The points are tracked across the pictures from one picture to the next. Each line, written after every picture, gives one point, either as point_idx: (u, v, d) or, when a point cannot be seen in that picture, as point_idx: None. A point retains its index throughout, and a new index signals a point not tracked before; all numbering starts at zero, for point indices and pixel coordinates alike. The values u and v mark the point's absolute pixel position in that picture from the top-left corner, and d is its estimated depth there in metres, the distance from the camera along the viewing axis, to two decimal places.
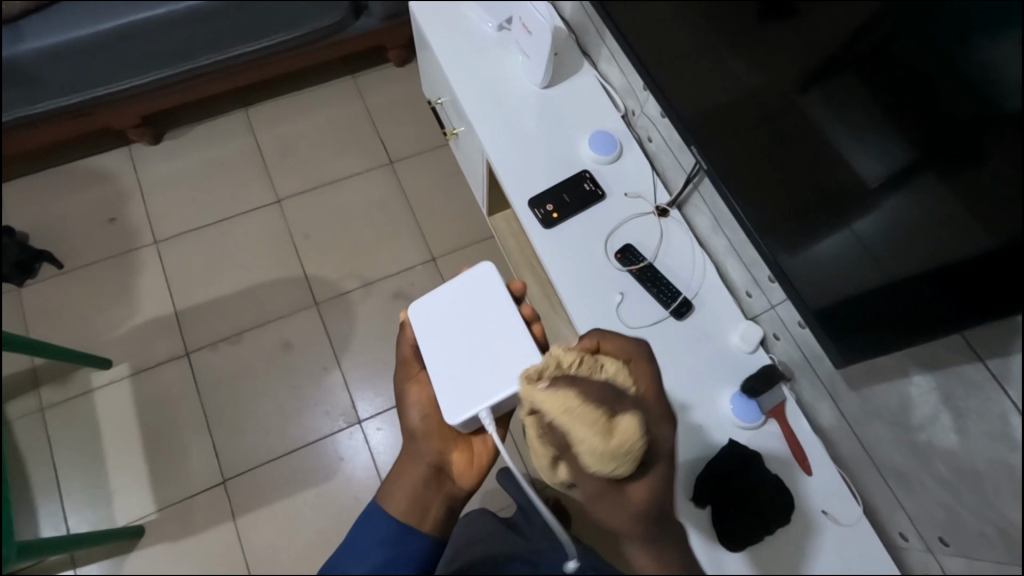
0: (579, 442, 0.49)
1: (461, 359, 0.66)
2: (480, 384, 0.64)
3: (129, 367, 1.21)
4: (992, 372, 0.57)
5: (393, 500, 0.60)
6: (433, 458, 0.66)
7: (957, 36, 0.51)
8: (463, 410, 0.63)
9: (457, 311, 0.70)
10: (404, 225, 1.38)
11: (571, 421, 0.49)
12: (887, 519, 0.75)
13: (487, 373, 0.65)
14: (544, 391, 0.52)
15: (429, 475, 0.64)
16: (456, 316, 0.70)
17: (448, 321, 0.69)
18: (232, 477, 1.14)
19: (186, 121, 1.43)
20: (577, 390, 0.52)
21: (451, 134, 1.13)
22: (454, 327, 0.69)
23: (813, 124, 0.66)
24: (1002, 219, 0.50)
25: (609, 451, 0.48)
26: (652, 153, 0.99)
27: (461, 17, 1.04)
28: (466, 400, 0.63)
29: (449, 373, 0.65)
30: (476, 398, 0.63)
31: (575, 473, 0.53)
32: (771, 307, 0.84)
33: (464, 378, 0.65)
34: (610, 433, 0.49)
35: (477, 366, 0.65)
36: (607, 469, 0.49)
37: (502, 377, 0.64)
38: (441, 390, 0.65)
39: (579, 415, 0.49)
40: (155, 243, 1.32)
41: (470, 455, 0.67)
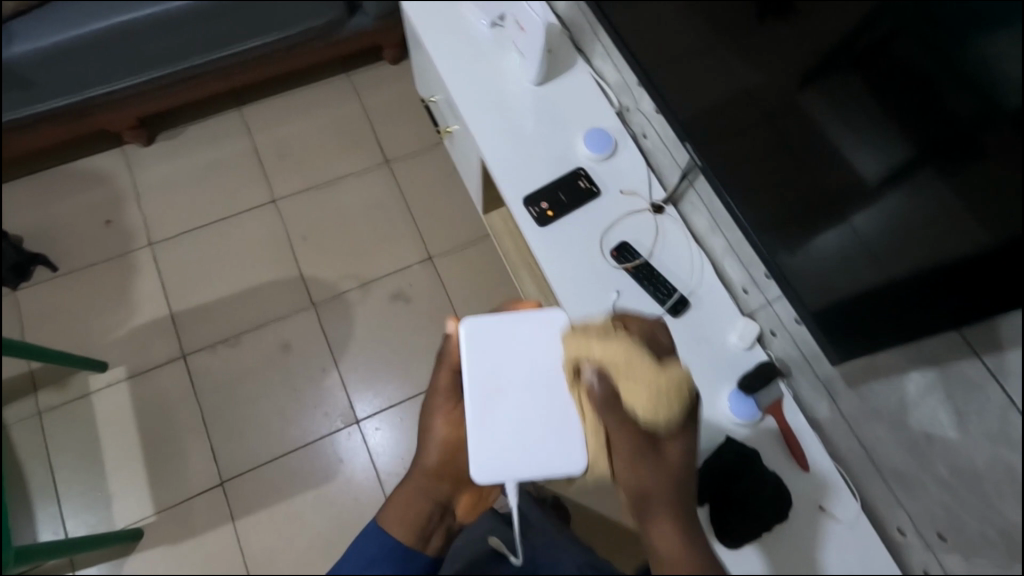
0: (638, 384, 0.57)
1: (501, 412, 0.65)
2: (512, 447, 0.64)
3: (126, 371, 1.21)
4: (991, 369, 0.57)
5: (397, 528, 0.62)
6: (438, 491, 0.66)
7: (957, 32, 0.50)
8: (487, 469, 0.63)
9: (506, 348, 0.67)
10: (401, 224, 1.38)
11: (630, 364, 0.58)
12: (885, 513, 0.74)
13: (523, 441, 0.64)
14: (601, 345, 0.60)
15: (436, 512, 0.65)
16: (507, 361, 0.66)
17: (494, 354, 0.66)
18: (231, 479, 1.14)
19: (181, 122, 1.41)
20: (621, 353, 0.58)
21: (446, 134, 1.12)
22: (498, 366, 0.66)
23: (811, 121, 0.65)
24: (1003, 217, 0.50)
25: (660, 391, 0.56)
26: (648, 150, 0.99)
27: (455, 14, 1.03)
28: (497, 459, 0.63)
29: (484, 420, 0.64)
30: (504, 462, 0.63)
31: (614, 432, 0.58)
32: (767, 304, 0.84)
33: (497, 434, 0.64)
34: (661, 387, 0.56)
35: (514, 428, 0.64)
36: (654, 417, 0.57)
37: (537, 450, 0.64)
38: (473, 436, 0.63)
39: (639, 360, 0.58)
40: (151, 245, 1.31)
41: (474, 499, 0.68)
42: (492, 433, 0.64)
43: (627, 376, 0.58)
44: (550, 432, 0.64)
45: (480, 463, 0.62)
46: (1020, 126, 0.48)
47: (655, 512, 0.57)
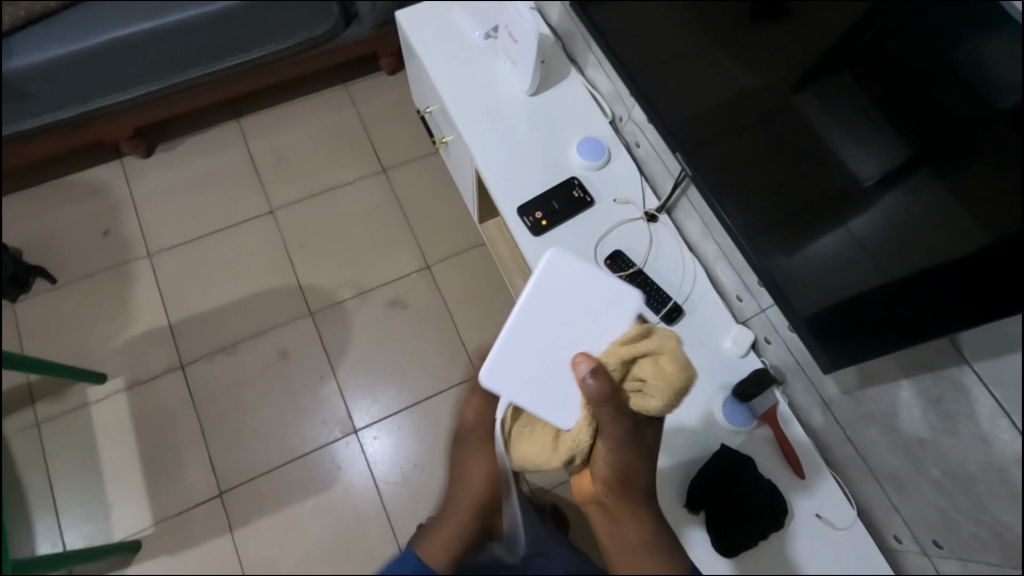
0: (660, 365, 0.52)
1: (532, 346, 0.60)
2: (525, 382, 0.59)
3: (126, 380, 1.21)
4: (979, 374, 0.57)
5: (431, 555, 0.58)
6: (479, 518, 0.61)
7: (951, 34, 0.52)
8: (494, 383, 0.60)
9: (576, 290, 0.61)
10: (399, 232, 1.39)
11: (659, 343, 0.53)
12: (882, 522, 0.74)
13: (535, 378, 0.59)
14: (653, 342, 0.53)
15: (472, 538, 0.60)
16: (566, 306, 0.61)
17: (563, 288, 0.61)
18: (230, 489, 1.13)
19: (180, 132, 1.42)
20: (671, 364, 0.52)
21: (442, 143, 1.13)
22: (559, 302, 0.60)
23: (807, 124, 0.66)
24: (996, 216, 0.51)
25: (686, 375, 0.51)
26: (641, 158, 1.00)
27: (449, 24, 1.04)
28: (506, 378, 0.59)
29: (517, 339, 0.60)
30: (509, 387, 0.59)
31: (614, 413, 0.55)
32: (760, 311, 0.84)
33: (519, 363, 0.60)
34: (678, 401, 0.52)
35: (537, 366, 0.59)
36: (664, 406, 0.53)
37: (543, 396, 0.59)
38: (500, 345, 0.60)
39: (667, 343, 0.53)
40: (149, 256, 1.32)
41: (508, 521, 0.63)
42: (516, 355, 0.60)
43: (647, 354, 0.53)
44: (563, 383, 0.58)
45: (489, 371, 0.59)
46: (1017, 126, 0.48)
47: (621, 507, 0.61)
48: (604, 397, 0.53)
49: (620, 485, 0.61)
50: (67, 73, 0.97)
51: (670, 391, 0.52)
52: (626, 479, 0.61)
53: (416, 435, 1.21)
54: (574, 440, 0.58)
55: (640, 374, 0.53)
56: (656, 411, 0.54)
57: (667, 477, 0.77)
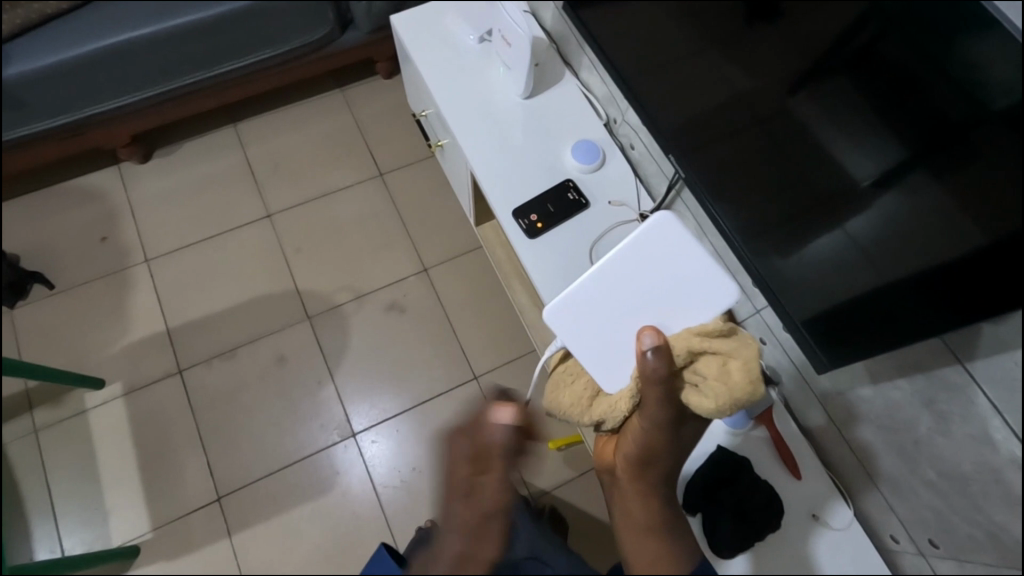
0: (727, 368, 0.62)
1: (604, 301, 0.73)
2: (589, 331, 0.73)
3: (123, 387, 1.21)
4: (972, 374, 0.57)
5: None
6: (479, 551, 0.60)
7: (943, 36, 0.52)
8: (562, 317, 0.73)
9: (660, 269, 0.71)
10: (397, 236, 1.39)
11: (734, 348, 0.63)
12: (878, 523, 0.74)
13: (599, 329, 0.72)
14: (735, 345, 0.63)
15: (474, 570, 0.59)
16: (651, 276, 0.71)
17: (647, 263, 0.71)
18: (228, 494, 1.13)
19: (176, 138, 1.43)
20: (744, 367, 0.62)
21: (437, 147, 1.13)
22: (643, 273, 0.71)
23: (802, 125, 0.66)
24: (993, 215, 0.51)
25: (747, 384, 0.61)
26: (635, 160, 1.00)
27: (444, 29, 1.04)
28: (574, 318, 0.73)
29: (594, 290, 0.73)
30: (570, 330, 0.73)
31: (662, 397, 0.65)
32: (756, 312, 0.84)
33: (588, 310, 0.73)
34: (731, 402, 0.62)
35: (603, 321, 0.72)
36: (716, 406, 0.62)
37: (599, 347, 0.72)
38: (578, 290, 0.73)
39: (743, 352, 0.63)
40: (148, 261, 1.32)
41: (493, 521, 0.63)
42: (588, 302, 0.73)
43: (721, 354, 0.63)
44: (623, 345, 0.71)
45: (556, 309, 0.73)
46: (1014, 125, 0.48)
47: (639, 476, 0.70)
48: (660, 377, 0.64)
49: (637, 464, 0.70)
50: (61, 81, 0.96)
51: (728, 395, 0.61)
52: (646, 462, 0.69)
53: (415, 438, 1.21)
54: (615, 408, 0.72)
55: (706, 367, 0.63)
56: (704, 408, 0.63)
57: None
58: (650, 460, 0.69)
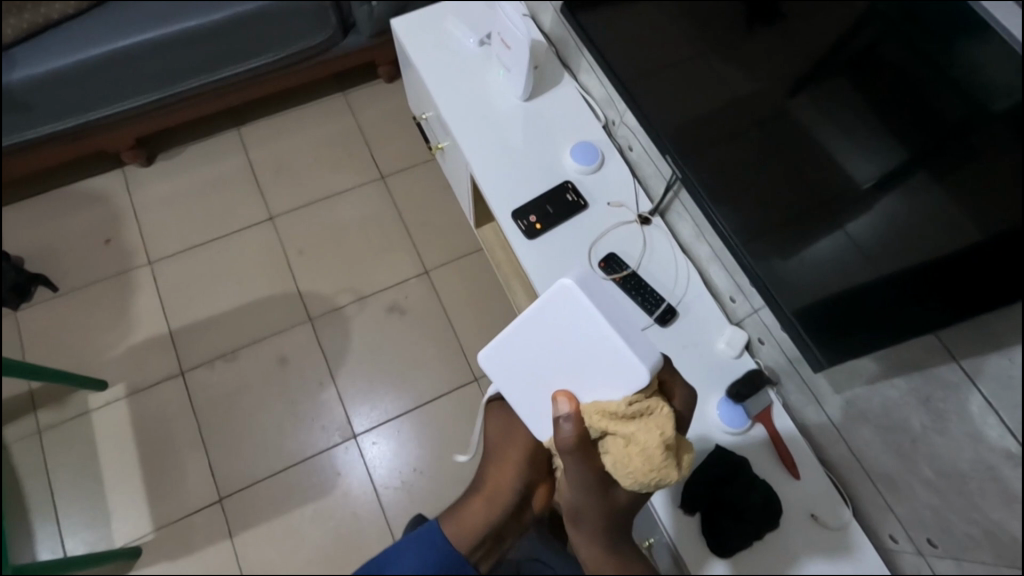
0: (627, 450, 0.59)
1: (523, 357, 0.67)
2: (514, 387, 0.68)
3: (125, 389, 1.22)
4: (968, 373, 0.57)
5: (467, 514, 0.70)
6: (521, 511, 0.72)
7: (941, 38, 0.53)
8: (492, 368, 0.69)
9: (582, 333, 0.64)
10: (398, 238, 1.39)
11: (635, 431, 0.59)
12: (877, 523, 0.74)
13: (526, 388, 0.67)
14: (633, 428, 0.60)
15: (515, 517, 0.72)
16: (570, 336, 0.64)
17: (569, 322, 0.64)
18: (229, 496, 1.13)
19: (180, 141, 1.44)
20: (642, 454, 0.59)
21: (437, 149, 1.14)
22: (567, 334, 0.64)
23: (802, 127, 0.66)
24: (993, 215, 0.51)
25: (648, 470, 0.58)
26: (633, 161, 1.00)
27: (444, 32, 1.05)
28: (502, 371, 0.68)
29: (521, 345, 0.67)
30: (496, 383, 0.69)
31: (578, 464, 0.63)
32: (753, 312, 0.84)
33: (515, 367, 0.68)
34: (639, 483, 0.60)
35: (522, 381, 0.67)
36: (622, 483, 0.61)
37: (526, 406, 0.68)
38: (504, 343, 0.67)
39: (644, 435, 0.59)
40: (150, 264, 1.33)
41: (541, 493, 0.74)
42: (516, 359, 0.67)
43: (622, 436, 0.60)
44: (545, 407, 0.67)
45: (487, 358, 0.68)
46: (1015, 126, 0.49)
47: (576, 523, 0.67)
48: (568, 447, 0.62)
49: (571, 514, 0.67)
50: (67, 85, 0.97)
51: (631, 475, 0.60)
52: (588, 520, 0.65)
53: (416, 439, 1.21)
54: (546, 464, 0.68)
55: (612, 445, 0.61)
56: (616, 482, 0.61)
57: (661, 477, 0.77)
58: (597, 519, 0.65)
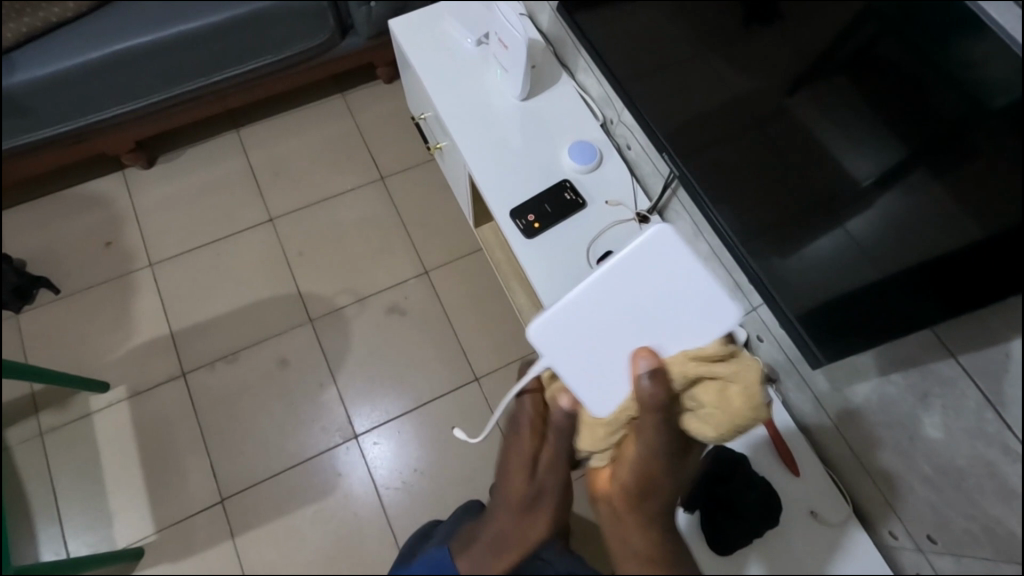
0: (726, 394, 0.59)
1: (583, 324, 0.67)
2: (574, 357, 0.66)
3: (127, 390, 1.22)
4: (967, 369, 0.57)
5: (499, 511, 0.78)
6: None
7: (939, 35, 0.52)
8: (547, 342, 0.67)
9: (653, 289, 0.66)
10: (398, 238, 1.40)
11: (732, 372, 0.60)
12: (877, 520, 0.74)
13: (590, 356, 0.66)
14: (727, 368, 0.60)
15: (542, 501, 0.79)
16: (640, 295, 0.66)
17: (638, 279, 0.67)
18: (231, 496, 1.12)
19: (180, 144, 1.44)
20: (742, 391, 0.59)
21: (436, 149, 1.14)
22: (636, 294, 0.66)
23: (801, 125, 0.66)
24: (990, 211, 0.51)
25: (753, 412, 0.59)
26: (632, 160, 1.01)
27: (442, 33, 1.05)
28: (561, 341, 0.67)
29: (584, 310, 0.67)
30: (553, 354, 0.66)
31: (658, 427, 0.61)
32: (752, 309, 0.84)
33: (577, 335, 0.67)
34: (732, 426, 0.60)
35: (587, 349, 0.66)
36: (714, 432, 0.61)
37: (590, 377, 0.65)
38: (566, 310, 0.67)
39: (741, 377, 0.60)
40: (150, 265, 1.33)
41: None
42: (577, 328, 0.67)
43: (717, 380, 0.60)
44: (616, 374, 0.65)
45: (542, 332, 0.67)
46: (1012, 123, 0.48)
47: (642, 502, 0.64)
48: (659, 404, 0.60)
49: (638, 493, 0.64)
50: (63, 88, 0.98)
51: (725, 421, 0.60)
52: (646, 490, 0.64)
53: (417, 440, 1.22)
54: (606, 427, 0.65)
55: (705, 393, 0.60)
56: (707, 433, 0.61)
57: None
58: (649, 494, 0.65)
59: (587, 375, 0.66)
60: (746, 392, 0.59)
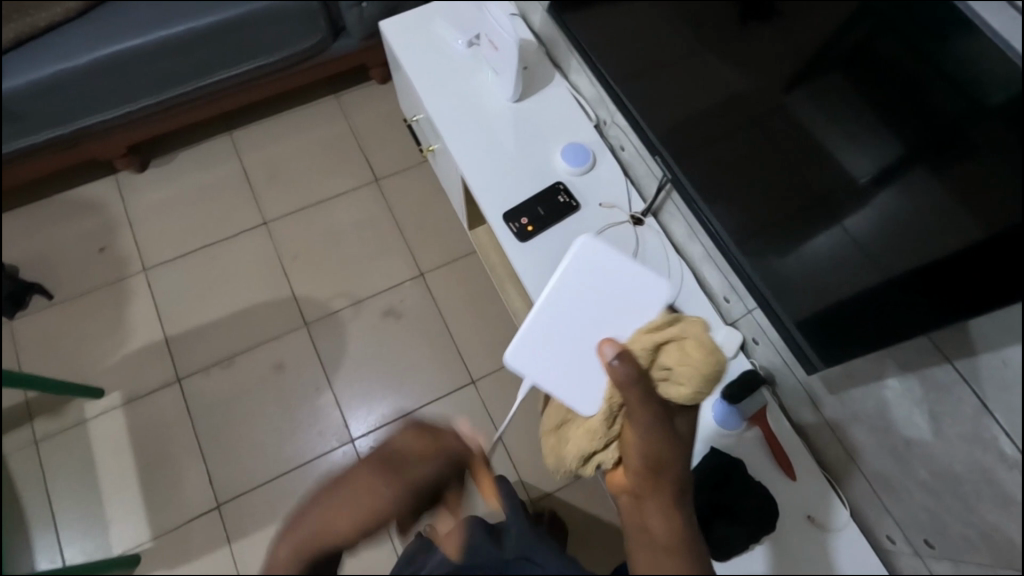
0: (685, 349, 0.58)
1: (550, 338, 0.70)
2: (549, 368, 0.70)
3: (123, 397, 1.20)
4: (963, 374, 0.56)
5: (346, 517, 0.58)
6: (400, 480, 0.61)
7: (935, 32, 0.52)
8: (521, 364, 0.71)
9: (600, 285, 0.69)
10: (393, 241, 1.39)
11: (683, 329, 0.60)
12: (874, 523, 0.74)
13: (561, 363, 0.69)
14: (677, 328, 0.60)
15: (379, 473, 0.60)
16: (592, 294, 0.69)
17: (585, 279, 0.70)
18: (227, 502, 1.12)
19: (172, 148, 1.42)
20: (697, 344, 0.58)
21: (428, 152, 1.13)
22: (587, 293, 0.70)
23: (799, 123, 0.65)
24: (988, 211, 0.50)
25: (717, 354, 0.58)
26: (625, 162, 1.00)
27: (432, 33, 1.04)
28: (537, 360, 0.70)
29: (546, 323, 0.70)
30: (528, 373, 0.70)
31: (641, 399, 0.58)
32: (748, 312, 0.84)
33: (546, 348, 0.70)
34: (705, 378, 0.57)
35: (560, 357, 0.69)
36: (693, 390, 0.58)
37: (569, 381, 0.69)
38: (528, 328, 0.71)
39: (692, 330, 0.59)
40: (144, 272, 1.32)
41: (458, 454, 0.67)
42: (544, 339, 0.70)
43: (673, 342, 0.59)
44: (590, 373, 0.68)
45: (513, 358, 0.70)
46: (1010, 121, 0.48)
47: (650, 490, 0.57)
48: (632, 378, 0.58)
49: (651, 475, 0.57)
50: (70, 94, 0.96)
51: (697, 372, 0.57)
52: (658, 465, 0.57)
53: None
54: (595, 427, 0.65)
55: (667, 359, 0.59)
56: (685, 394, 0.58)
57: None
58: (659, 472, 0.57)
59: (565, 382, 0.69)
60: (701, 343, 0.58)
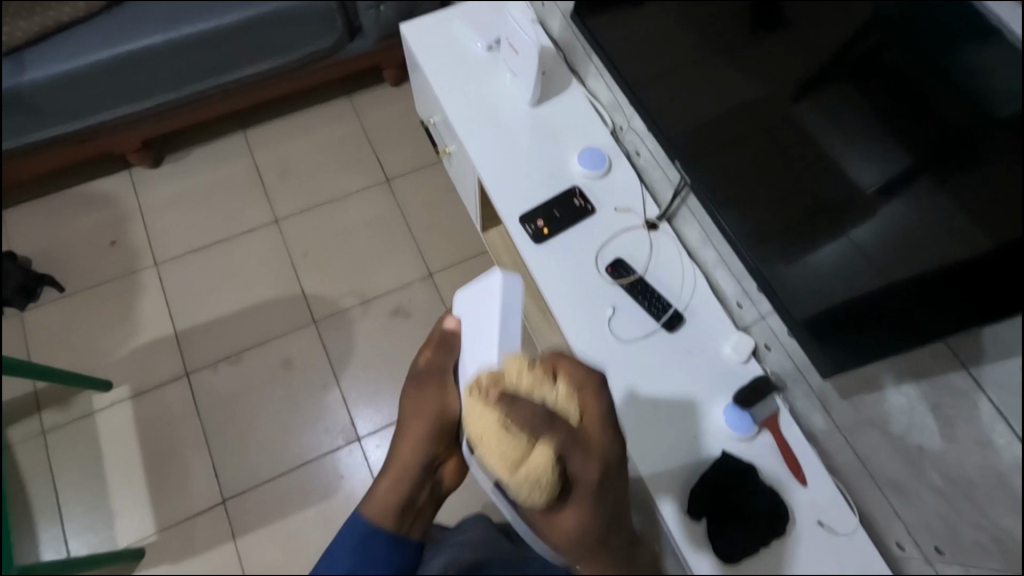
0: (502, 431, 0.55)
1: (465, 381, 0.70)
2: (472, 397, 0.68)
3: (131, 389, 1.21)
4: (977, 381, 0.58)
5: (376, 492, 0.72)
6: (430, 456, 0.74)
7: (944, 43, 0.52)
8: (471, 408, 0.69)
9: (472, 313, 0.72)
10: (403, 241, 1.40)
11: (495, 416, 0.56)
12: (884, 529, 0.75)
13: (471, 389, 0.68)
14: (484, 411, 0.57)
15: (420, 470, 0.73)
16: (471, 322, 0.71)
17: (470, 314, 0.72)
18: (232, 497, 1.14)
19: (186, 145, 1.45)
20: (495, 422, 0.55)
21: (444, 154, 1.15)
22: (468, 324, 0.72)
23: (807, 133, 0.66)
24: (999, 221, 0.51)
25: (534, 470, 0.53)
26: (641, 167, 1.01)
27: (451, 37, 1.06)
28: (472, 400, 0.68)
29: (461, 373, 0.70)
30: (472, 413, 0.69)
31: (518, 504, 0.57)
32: (761, 317, 0.85)
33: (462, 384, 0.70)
34: (514, 463, 0.54)
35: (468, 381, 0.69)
36: (531, 483, 0.54)
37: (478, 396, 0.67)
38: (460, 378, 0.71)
39: (494, 409, 0.56)
40: (156, 265, 1.33)
41: (458, 467, 0.77)
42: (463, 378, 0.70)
43: (493, 429, 0.56)
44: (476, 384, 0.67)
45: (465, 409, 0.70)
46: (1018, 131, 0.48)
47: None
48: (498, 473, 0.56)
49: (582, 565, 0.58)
50: (75, 88, 1.02)
51: (507, 481, 0.55)
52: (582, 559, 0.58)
53: None
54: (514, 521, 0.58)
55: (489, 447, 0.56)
56: (524, 481, 0.54)
57: (668, 474, 0.79)
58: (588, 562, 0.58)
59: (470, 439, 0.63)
60: (501, 423, 0.55)
